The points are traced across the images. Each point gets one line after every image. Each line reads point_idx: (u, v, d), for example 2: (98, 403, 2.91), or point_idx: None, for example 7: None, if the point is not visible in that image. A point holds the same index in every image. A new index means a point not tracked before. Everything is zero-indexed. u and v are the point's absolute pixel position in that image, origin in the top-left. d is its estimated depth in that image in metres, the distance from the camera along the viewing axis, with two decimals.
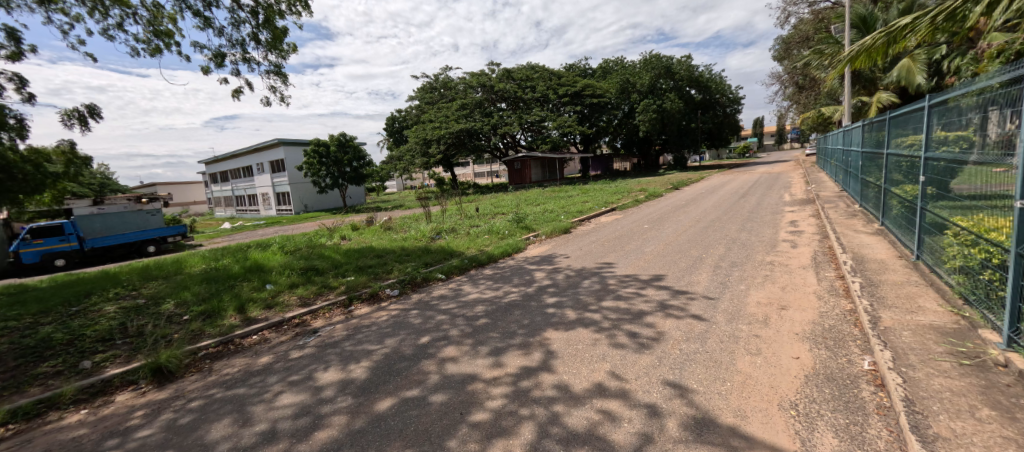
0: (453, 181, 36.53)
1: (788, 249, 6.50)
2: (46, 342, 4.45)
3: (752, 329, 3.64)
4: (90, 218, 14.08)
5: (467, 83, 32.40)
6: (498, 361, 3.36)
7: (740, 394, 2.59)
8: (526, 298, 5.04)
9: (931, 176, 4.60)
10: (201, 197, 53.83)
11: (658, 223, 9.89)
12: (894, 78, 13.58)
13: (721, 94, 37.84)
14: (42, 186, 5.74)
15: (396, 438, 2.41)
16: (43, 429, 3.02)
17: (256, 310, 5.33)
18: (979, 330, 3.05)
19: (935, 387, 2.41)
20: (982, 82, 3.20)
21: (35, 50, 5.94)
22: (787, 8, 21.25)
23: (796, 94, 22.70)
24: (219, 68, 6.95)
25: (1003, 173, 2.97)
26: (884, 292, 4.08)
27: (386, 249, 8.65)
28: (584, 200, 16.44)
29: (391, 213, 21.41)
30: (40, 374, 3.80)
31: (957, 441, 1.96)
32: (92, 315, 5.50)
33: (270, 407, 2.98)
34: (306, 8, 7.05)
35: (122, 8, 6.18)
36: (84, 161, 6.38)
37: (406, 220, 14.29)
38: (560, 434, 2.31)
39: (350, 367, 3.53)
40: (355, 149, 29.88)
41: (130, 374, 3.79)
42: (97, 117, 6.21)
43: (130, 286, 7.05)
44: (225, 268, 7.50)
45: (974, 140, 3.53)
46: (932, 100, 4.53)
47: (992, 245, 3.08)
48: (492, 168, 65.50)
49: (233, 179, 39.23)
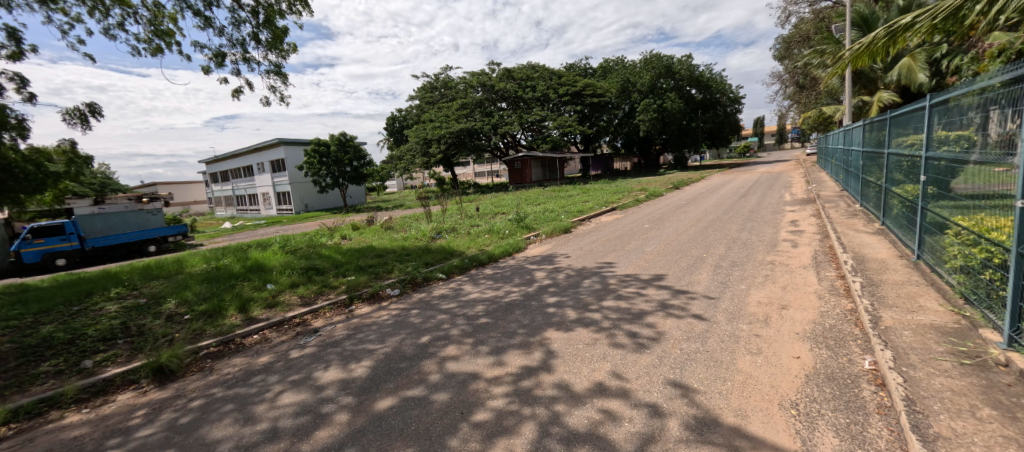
0: (453, 180, 36.55)
1: (788, 249, 6.49)
2: (47, 342, 4.46)
3: (752, 329, 3.64)
4: (91, 217, 14.06)
5: (467, 83, 32.42)
6: (499, 360, 3.36)
7: (740, 394, 2.59)
8: (526, 297, 5.05)
9: (932, 176, 4.60)
10: (201, 197, 53.92)
11: (658, 223, 9.88)
12: (894, 78, 13.78)
13: (721, 94, 37.80)
14: (44, 186, 5.75)
15: (398, 437, 2.41)
16: (45, 428, 3.03)
17: (257, 309, 5.34)
18: (980, 330, 3.04)
19: (935, 387, 2.42)
20: (983, 82, 3.20)
21: (36, 50, 5.95)
22: (787, 8, 21.26)
23: (796, 94, 22.69)
24: (219, 67, 6.96)
25: (1003, 172, 2.97)
26: (884, 292, 4.08)
27: (386, 249, 8.66)
28: (584, 200, 16.43)
29: (392, 213, 21.45)
30: (40, 374, 3.80)
31: (957, 441, 1.96)
32: (93, 315, 5.50)
33: (271, 406, 2.98)
34: (306, 8, 7.06)
35: (123, 8, 6.19)
36: (85, 161, 6.39)
37: (406, 219, 14.30)
38: (561, 433, 2.31)
39: (350, 366, 3.54)
40: (356, 149, 29.86)
41: (132, 373, 3.80)
42: (97, 116, 6.22)
43: (131, 285, 7.07)
44: (226, 268, 7.51)
45: (975, 140, 3.52)
46: (933, 100, 4.53)
47: (992, 244, 3.08)
48: (492, 168, 65.51)
49: (234, 178, 39.28)
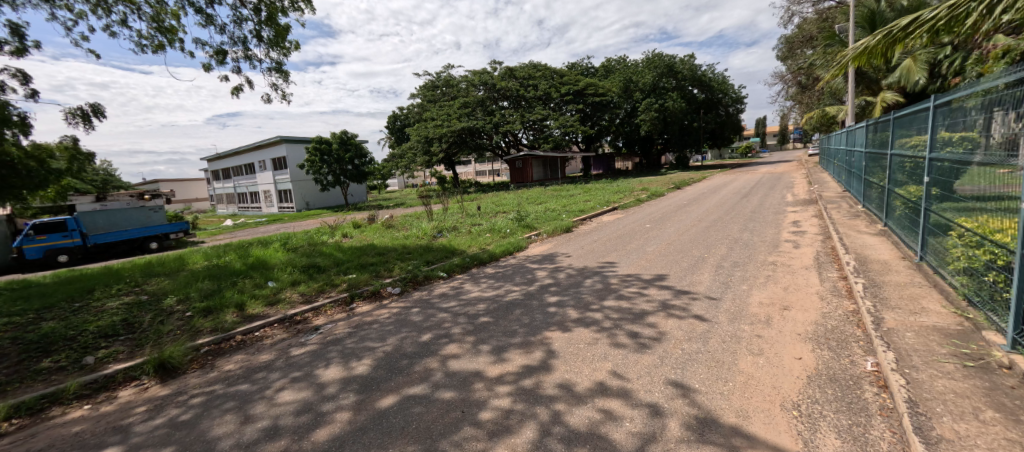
0: (454, 179, 36.53)
1: (791, 249, 6.49)
2: (49, 338, 4.47)
3: (754, 329, 3.63)
4: (93, 214, 14.10)
5: (469, 82, 32.37)
6: (500, 358, 3.37)
7: (742, 394, 2.59)
8: (527, 297, 5.04)
9: (935, 177, 4.58)
10: (202, 194, 53.97)
11: (659, 223, 9.89)
12: (897, 78, 13.88)
13: (723, 94, 37.67)
14: (46, 182, 5.76)
15: (399, 436, 2.41)
16: (46, 424, 3.03)
17: (258, 306, 5.35)
18: (984, 332, 3.02)
19: (939, 388, 2.41)
20: (987, 83, 3.18)
21: (39, 46, 5.94)
22: (790, 8, 21.16)
23: (798, 94, 22.65)
24: (220, 65, 6.95)
25: (1007, 174, 2.96)
26: (887, 293, 4.06)
27: (387, 247, 8.67)
28: (584, 199, 16.39)
29: (393, 211, 21.51)
30: (42, 369, 3.81)
31: (960, 443, 1.96)
32: (95, 311, 5.52)
33: (272, 405, 2.97)
34: (308, 5, 7.03)
35: (125, 4, 6.18)
36: (88, 158, 6.30)
37: (407, 218, 14.24)
38: (562, 433, 2.31)
39: (352, 364, 3.53)
40: (357, 147, 29.83)
41: (133, 370, 3.80)
42: (100, 116, 6.22)
43: (132, 282, 7.07)
44: (227, 265, 7.50)
45: (978, 141, 3.51)
46: (937, 101, 4.50)
47: (997, 246, 3.06)
48: (493, 168, 65.82)
49: (235, 176, 39.37)
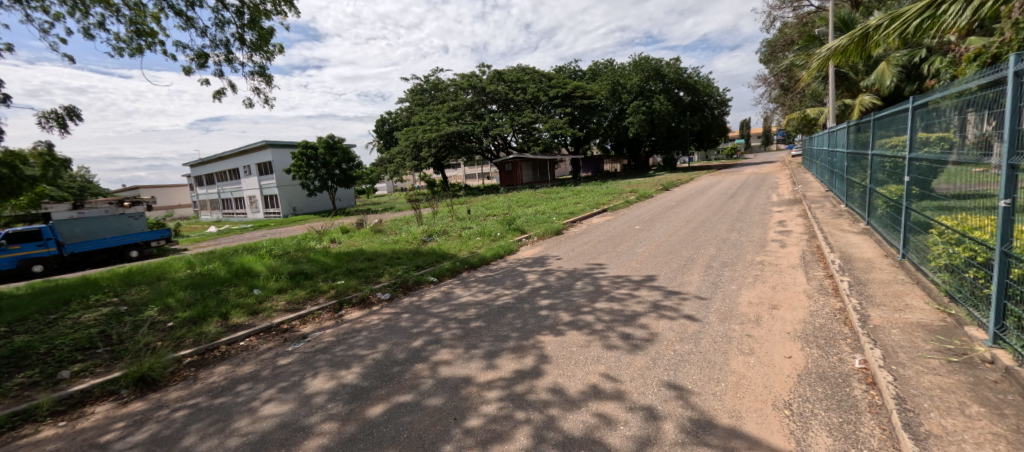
0: (444, 183, 36.39)
1: (777, 249, 6.57)
2: (23, 352, 4.30)
3: (744, 329, 3.66)
4: (69, 223, 13.71)
5: (458, 85, 32.44)
6: (492, 364, 3.33)
7: (735, 395, 2.60)
8: (519, 300, 5.01)
9: (915, 176, 4.67)
10: (185, 200, 53.16)
11: (649, 224, 9.99)
12: (873, 80, 14.32)
13: (708, 96, 38.25)
14: (18, 190, 5.49)
15: (389, 445, 2.36)
16: (17, 443, 2.90)
17: (242, 316, 5.22)
18: (966, 327, 3.09)
19: (925, 384, 2.44)
20: (961, 85, 3.30)
21: (12, 49, 5.75)
22: (772, 13, 21.67)
23: (782, 95, 23.12)
24: (201, 68, 6.82)
25: (981, 173, 3.05)
26: (872, 291, 4.14)
27: (376, 252, 8.55)
28: (575, 201, 16.51)
29: (383, 216, 21.56)
30: (14, 386, 3.65)
31: (947, 439, 1.98)
32: (71, 323, 5.32)
33: (257, 417, 2.89)
34: (292, 8, 6.94)
35: (104, 6, 6.04)
36: (64, 164, 6.13)
37: (397, 222, 14.15)
38: (557, 438, 2.28)
39: (340, 373, 3.47)
40: (344, 151, 29.49)
41: (111, 384, 3.67)
42: (75, 119, 6.03)
43: (111, 293, 6.87)
44: (211, 273, 7.32)
45: (954, 141, 3.61)
46: (915, 103, 4.60)
47: (976, 243, 3.12)
48: (483, 171, 66.31)
49: (219, 182, 38.67)
